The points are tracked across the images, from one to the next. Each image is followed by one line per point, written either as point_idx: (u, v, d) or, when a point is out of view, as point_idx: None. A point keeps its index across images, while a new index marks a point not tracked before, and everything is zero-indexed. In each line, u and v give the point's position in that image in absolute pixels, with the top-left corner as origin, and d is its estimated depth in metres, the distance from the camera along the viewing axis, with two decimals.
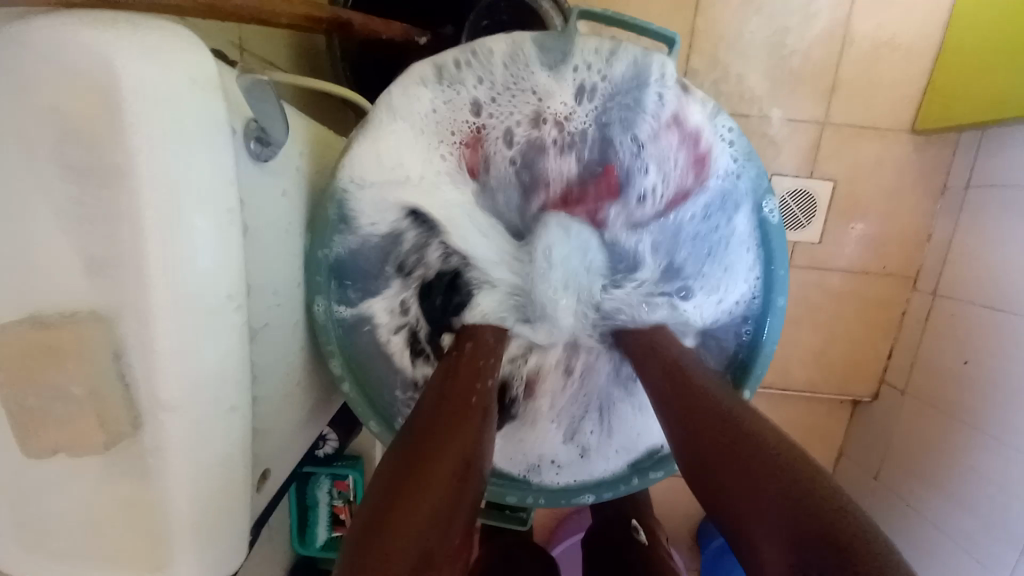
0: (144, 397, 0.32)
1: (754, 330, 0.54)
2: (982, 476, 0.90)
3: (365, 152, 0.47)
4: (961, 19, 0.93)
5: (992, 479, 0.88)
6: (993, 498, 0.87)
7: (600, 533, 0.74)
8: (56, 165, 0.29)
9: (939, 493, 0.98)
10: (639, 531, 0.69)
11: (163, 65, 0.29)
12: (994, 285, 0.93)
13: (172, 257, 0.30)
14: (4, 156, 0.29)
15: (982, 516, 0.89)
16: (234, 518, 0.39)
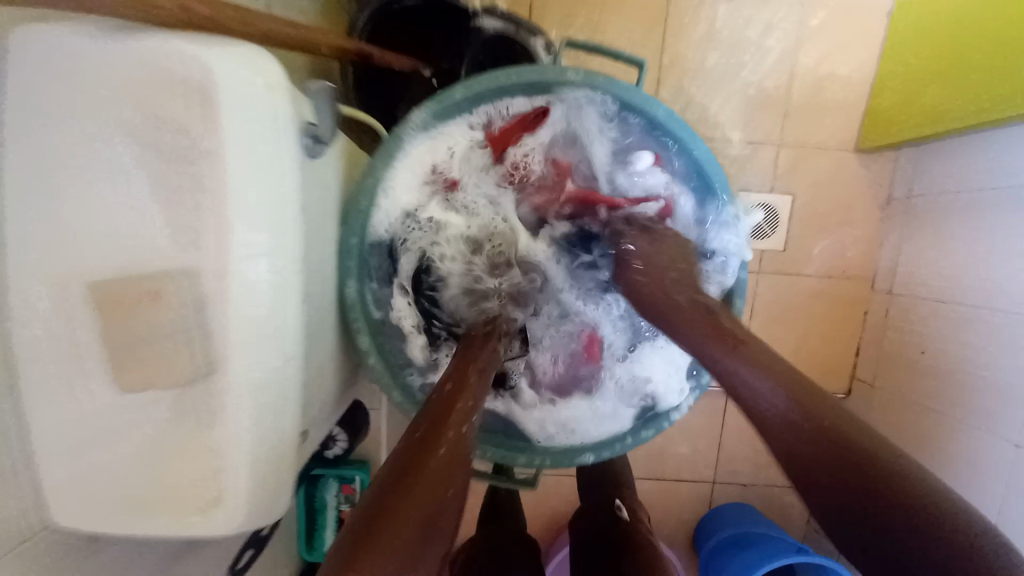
0: (219, 340, 0.38)
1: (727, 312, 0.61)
2: (954, 459, 0.98)
3: (394, 159, 0.55)
4: (893, 53, 1.08)
5: (963, 461, 0.96)
6: (965, 479, 0.95)
7: (585, 518, 0.77)
8: (160, 150, 0.37)
9: None
10: (622, 509, 0.74)
11: (247, 75, 0.36)
12: (944, 282, 1.05)
13: (246, 225, 0.37)
14: (115, 144, 0.36)
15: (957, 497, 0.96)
16: (278, 456, 0.45)
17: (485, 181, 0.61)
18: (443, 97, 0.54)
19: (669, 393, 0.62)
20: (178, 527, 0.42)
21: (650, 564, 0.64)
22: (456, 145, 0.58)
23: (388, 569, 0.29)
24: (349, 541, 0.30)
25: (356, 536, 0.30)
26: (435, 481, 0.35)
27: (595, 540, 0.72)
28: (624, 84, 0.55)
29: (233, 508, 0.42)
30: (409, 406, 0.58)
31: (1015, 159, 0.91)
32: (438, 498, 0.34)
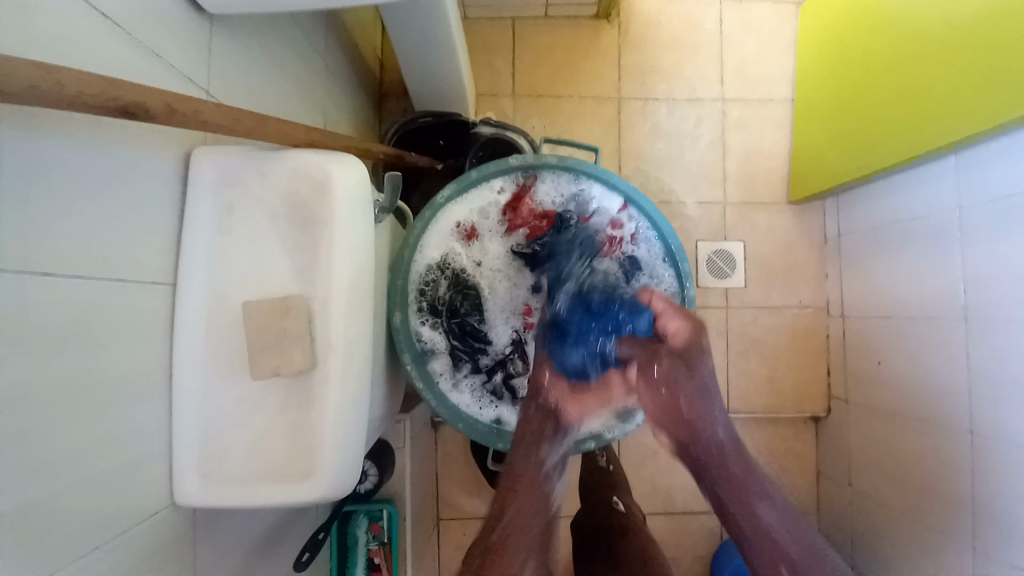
0: (321, 339, 0.56)
1: None
2: (923, 458, 1.07)
3: (429, 222, 0.75)
4: (800, 129, 1.37)
5: (928, 458, 1.06)
6: (935, 475, 1.04)
7: (585, 515, 0.96)
8: (293, 218, 0.58)
9: (902, 486, 1.12)
10: (618, 503, 0.94)
11: (353, 175, 0.58)
12: (878, 302, 1.23)
13: (343, 260, 0.57)
14: (263, 216, 0.58)
15: (935, 495, 1.03)
16: (353, 441, 0.59)
17: (491, 235, 0.77)
18: (462, 179, 0.76)
19: None
20: (280, 493, 0.57)
21: (642, 537, 0.84)
22: (470, 209, 0.77)
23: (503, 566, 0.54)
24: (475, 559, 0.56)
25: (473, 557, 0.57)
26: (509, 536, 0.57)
27: (596, 535, 0.89)
28: (589, 163, 0.76)
29: (321, 478, 0.56)
30: (443, 410, 0.74)
31: (906, 199, 1.14)
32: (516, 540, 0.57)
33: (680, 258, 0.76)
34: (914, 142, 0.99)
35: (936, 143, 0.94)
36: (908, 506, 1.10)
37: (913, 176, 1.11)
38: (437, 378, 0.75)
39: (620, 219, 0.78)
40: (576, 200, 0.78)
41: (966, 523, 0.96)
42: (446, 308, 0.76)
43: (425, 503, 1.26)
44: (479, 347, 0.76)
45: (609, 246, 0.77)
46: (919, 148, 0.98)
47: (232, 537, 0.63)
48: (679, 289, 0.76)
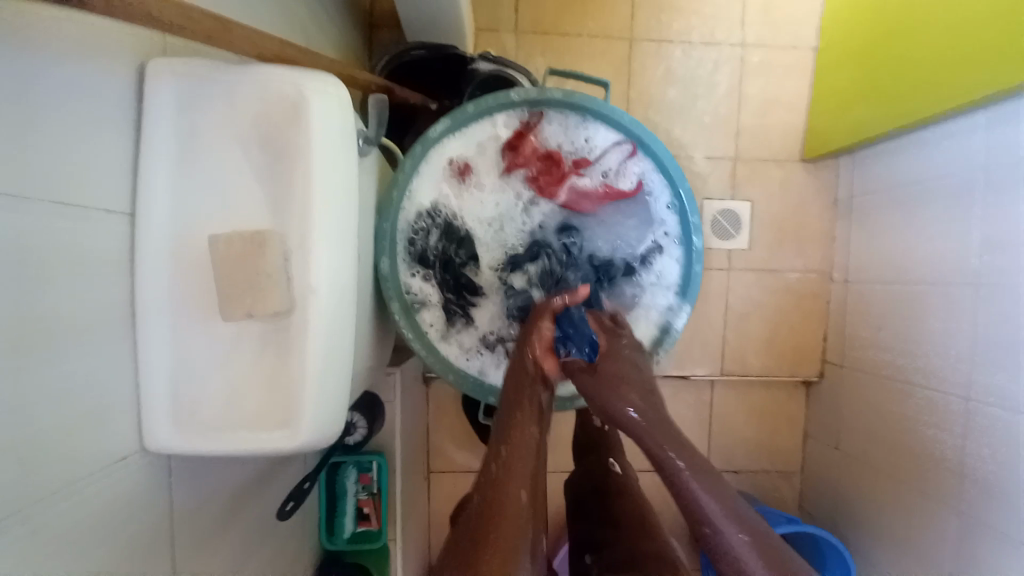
0: (297, 277, 0.51)
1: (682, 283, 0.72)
2: (916, 423, 1.07)
3: (421, 158, 0.68)
4: (821, 80, 1.28)
5: (923, 423, 1.05)
6: (927, 440, 1.04)
7: (581, 476, 0.95)
8: (265, 141, 0.52)
9: (891, 449, 1.13)
10: (615, 464, 0.92)
11: (331, 99, 0.52)
12: (883, 267, 1.19)
13: (325, 195, 0.51)
14: (230, 140, 0.52)
15: (926, 460, 1.03)
16: (335, 388, 0.55)
17: (487, 176, 0.70)
18: (458, 111, 0.67)
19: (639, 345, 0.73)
20: (256, 441, 0.52)
21: (636, 501, 0.84)
22: (465, 146, 0.69)
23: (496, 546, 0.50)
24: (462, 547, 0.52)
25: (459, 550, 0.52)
26: (509, 518, 0.52)
27: (592, 498, 0.89)
28: (600, 100, 0.68)
29: (305, 429, 0.52)
30: (433, 361, 0.70)
31: (927, 158, 1.07)
32: (514, 524, 0.52)
33: (689, 212, 0.70)
34: (944, 95, 0.92)
35: (977, 93, 0.86)
36: (894, 467, 1.11)
37: (939, 132, 1.04)
38: (427, 330, 0.70)
39: (629, 167, 0.72)
40: (582, 143, 0.71)
41: (956, 488, 0.97)
42: (437, 256, 0.70)
43: (416, 454, 1.26)
44: (472, 298, 0.72)
45: (611, 195, 0.71)
46: (950, 102, 0.91)
47: (211, 485, 0.61)
48: (685, 246, 0.71)
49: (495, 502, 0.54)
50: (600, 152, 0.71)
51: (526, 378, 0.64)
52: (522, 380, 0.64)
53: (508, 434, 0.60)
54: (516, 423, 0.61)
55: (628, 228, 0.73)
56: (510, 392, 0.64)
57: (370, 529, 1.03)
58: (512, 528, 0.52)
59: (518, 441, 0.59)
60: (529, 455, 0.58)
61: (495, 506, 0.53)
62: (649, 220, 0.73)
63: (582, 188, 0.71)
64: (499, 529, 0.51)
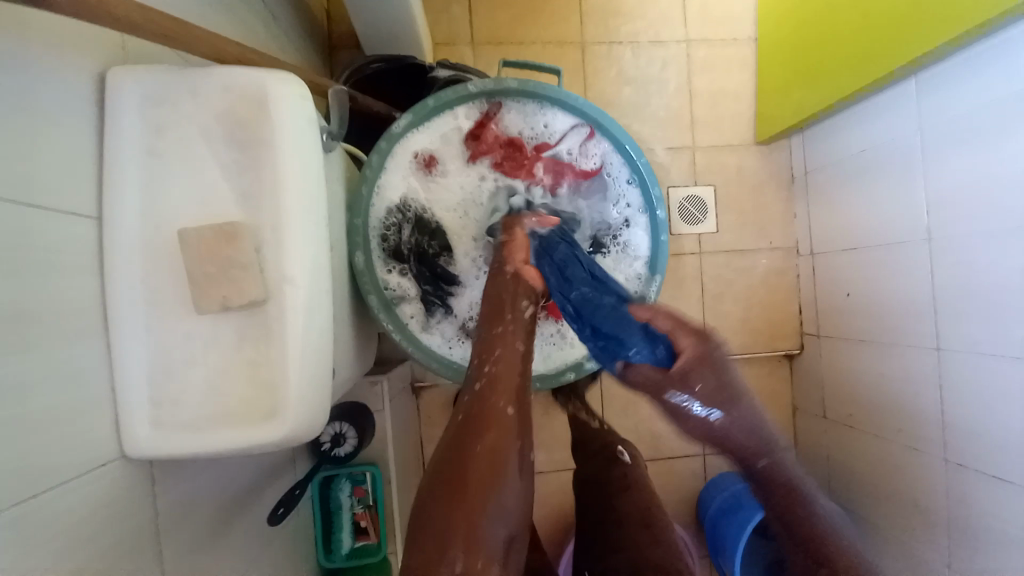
0: (272, 267, 0.51)
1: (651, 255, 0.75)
2: (894, 378, 1.10)
3: (388, 154, 0.69)
4: (763, 68, 1.36)
5: (901, 378, 1.08)
6: (906, 393, 1.07)
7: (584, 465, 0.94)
8: (230, 139, 0.53)
9: (875, 408, 1.16)
10: (622, 453, 0.91)
11: (294, 92, 0.54)
12: (843, 234, 1.25)
13: (294, 184, 0.52)
14: (194, 140, 0.53)
15: (909, 413, 1.06)
16: (319, 379, 0.54)
17: (454, 167, 0.72)
18: (419, 106, 0.69)
19: None
20: (237, 439, 0.51)
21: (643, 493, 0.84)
22: (430, 140, 0.71)
23: (487, 444, 0.49)
24: (451, 448, 0.49)
25: (448, 450, 0.49)
26: (501, 418, 0.51)
27: (591, 490, 0.88)
28: (555, 86, 0.71)
29: (289, 419, 0.51)
30: (416, 352, 0.69)
31: (868, 128, 1.14)
32: (508, 422, 0.51)
33: (650, 185, 0.73)
34: (875, 66, 1.00)
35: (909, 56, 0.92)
36: (881, 426, 1.13)
37: (877, 103, 1.11)
38: (408, 323, 0.70)
39: (588, 148, 0.74)
40: (541, 129, 0.74)
41: (939, 436, 0.99)
42: (411, 249, 0.71)
43: (411, 466, 1.24)
44: (451, 288, 0.73)
45: (573, 175, 0.74)
46: (881, 72, 0.98)
47: (196, 492, 0.60)
48: (650, 218, 0.74)
49: (486, 405, 0.52)
50: (560, 136, 0.74)
51: (508, 288, 0.63)
52: (503, 292, 0.63)
53: (494, 343, 0.58)
54: (501, 332, 0.59)
55: (593, 206, 0.76)
56: (494, 307, 0.62)
57: (370, 543, 1.01)
58: (504, 427, 0.50)
59: (505, 348, 0.57)
60: (515, 361, 0.56)
61: (486, 409, 0.51)
62: (613, 197, 0.75)
63: (546, 172, 0.74)
64: (488, 438, 0.49)
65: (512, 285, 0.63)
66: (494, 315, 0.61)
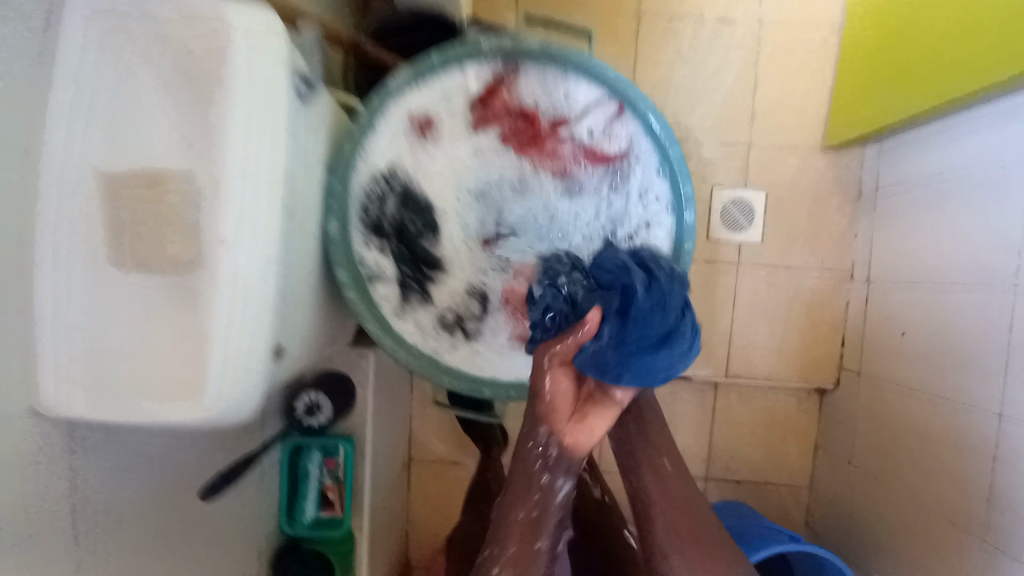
0: (208, 226, 0.45)
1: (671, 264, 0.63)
2: (943, 439, 0.94)
3: (379, 113, 0.60)
4: (846, 60, 1.17)
5: (952, 440, 0.92)
6: (954, 458, 0.91)
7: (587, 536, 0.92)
8: (181, 74, 0.45)
9: (910, 466, 1.01)
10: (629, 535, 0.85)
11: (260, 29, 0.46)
12: (908, 265, 1.07)
13: (244, 138, 0.45)
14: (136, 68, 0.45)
15: (954, 481, 0.91)
16: (254, 355, 0.49)
17: (454, 134, 0.62)
18: (422, 61, 0.59)
19: None
20: (155, 408, 0.47)
21: None
22: (431, 100, 0.61)
23: None
24: None
25: None
26: None
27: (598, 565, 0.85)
28: (582, 52, 0.60)
29: (212, 399, 0.47)
30: (385, 339, 0.62)
31: (957, 144, 0.96)
32: None
33: (680, 181, 0.62)
34: (964, 77, 0.83)
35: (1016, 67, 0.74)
36: (913, 490, 0.99)
37: (965, 119, 0.93)
38: (381, 306, 0.63)
39: (615, 130, 0.63)
40: (561, 101, 0.63)
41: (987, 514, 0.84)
42: (393, 224, 0.62)
43: (395, 445, 1.19)
44: (432, 273, 0.63)
45: (592, 159, 0.63)
46: (965, 89, 0.83)
47: (127, 462, 0.59)
48: (675, 220, 0.63)
49: None
50: (583, 111, 0.62)
51: (536, 452, 0.56)
52: (533, 458, 0.56)
53: (511, 528, 0.54)
54: (517, 511, 0.55)
55: (611, 199, 0.64)
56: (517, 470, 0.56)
57: (335, 516, 0.98)
58: None
59: (518, 535, 0.54)
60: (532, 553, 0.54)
61: None
62: (637, 191, 0.63)
63: (562, 153, 0.63)
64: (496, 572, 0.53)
65: (545, 449, 0.56)
66: (519, 483, 0.55)
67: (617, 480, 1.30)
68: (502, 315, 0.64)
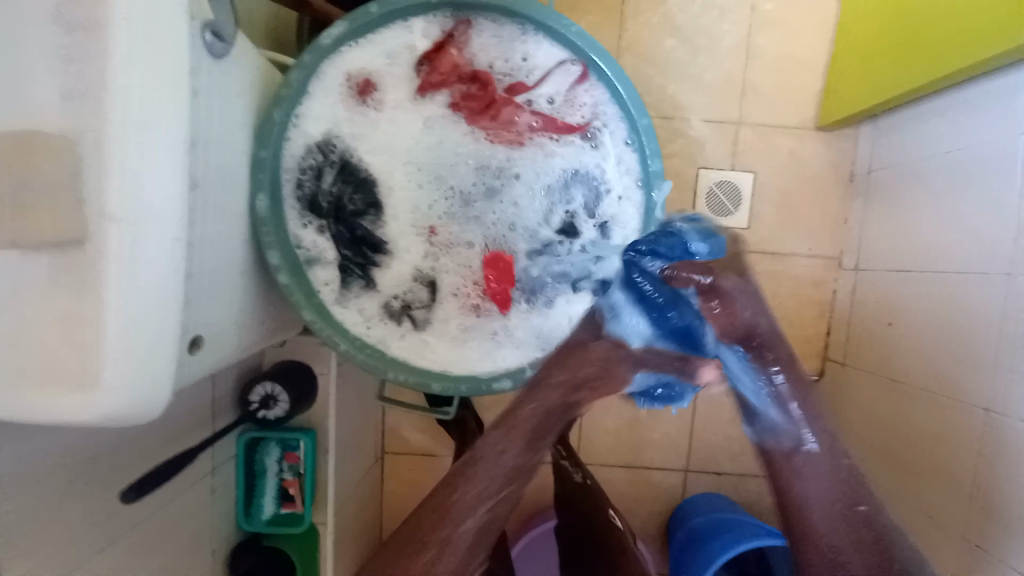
0: (93, 195, 0.39)
1: None
2: (930, 433, 0.90)
3: (312, 74, 0.53)
4: (843, 34, 1.10)
5: (941, 436, 0.88)
6: (942, 454, 0.87)
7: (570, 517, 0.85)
8: (61, 17, 0.40)
9: (895, 460, 0.97)
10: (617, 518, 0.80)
11: None
12: (899, 252, 1.02)
13: (126, 91, 0.39)
14: (15, 12, 0.40)
15: (944, 480, 0.86)
16: (156, 343, 0.43)
17: (400, 99, 0.56)
18: (360, 14, 0.52)
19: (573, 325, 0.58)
20: (36, 402, 0.41)
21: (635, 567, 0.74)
22: (371, 60, 0.55)
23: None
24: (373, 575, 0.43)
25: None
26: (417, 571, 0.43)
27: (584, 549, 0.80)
28: (539, 6, 0.53)
29: (106, 394, 0.41)
30: (321, 326, 0.56)
31: (954, 124, 0.90)
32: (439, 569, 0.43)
33: (649, 155, 0.55)
34: (964, 48, 0.77)
35: (1019, 37, 0.68)
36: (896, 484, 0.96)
37: (966, 96, 0.87)
38: (319, 290, 0.57)
39: (578, 96, 0.57)
40: (518, 62, 0.56)
41: (976, 513, 0.80)
42: (331, 199, 0.56)
43: (365, 436, 1.14)
44: (376, 255, 0.58)
45: (553, 129, 0.57)
46: (970, 59, 0.76)
47: (43, 452, 0.56)
48: (643, 197, 0.57)
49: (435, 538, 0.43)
50: (543, 75, 0.56)
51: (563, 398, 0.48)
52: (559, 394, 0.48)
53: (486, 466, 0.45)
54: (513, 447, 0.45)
55: (572, 173, 0.58)
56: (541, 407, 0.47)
57: (295, 512, 0.94)
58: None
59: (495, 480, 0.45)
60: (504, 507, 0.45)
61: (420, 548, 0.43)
62: (603, 163, 0.57)
63: (520, 123, 0.57)
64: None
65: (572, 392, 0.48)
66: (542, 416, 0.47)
67: (595, 471, 1.26)
68: (451, 300, 0.59)
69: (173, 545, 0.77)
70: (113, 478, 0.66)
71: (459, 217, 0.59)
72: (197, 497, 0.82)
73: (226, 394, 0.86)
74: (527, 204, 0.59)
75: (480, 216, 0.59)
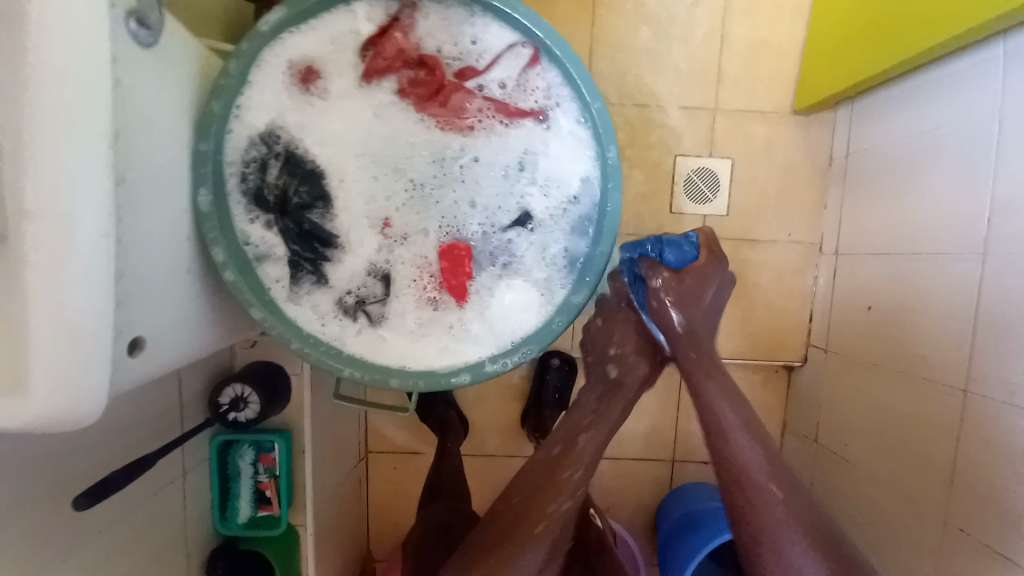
0: (11, 191, 0.38)
1: (595, 233, 0.56)
2: (907, 417, 0.90)
3: (253, 64, 0.52)
4: (817, 17, 1.09)
5: (919, 420, 0.87)
6: (920, 438, 0.87)
7: None
8: None
9: (875, 446, 0.97)
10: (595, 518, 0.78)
11: None
12: (876, 237, 1.01)
13: (43, 82, 0.37)
14: None
15: (923, 465, 0.86)
16: (92, 344, 0.42)
17: (346, 87, 0.55)
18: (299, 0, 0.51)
19: (529, 316, 0.57)
20: None
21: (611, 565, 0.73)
22: (314, 47, 0.54)
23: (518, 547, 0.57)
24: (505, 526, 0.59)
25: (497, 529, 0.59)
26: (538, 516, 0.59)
27: None
28: None
29: (35, 399, 0.40)
30: (271, 324, 0.55)
31: (927, 105, 0.89)
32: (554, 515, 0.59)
33: (603, 139, 0.54)
34: (937, 26, 0.75)
35: (991, 12, 0.67)
36: (877, 469, 0.95)
37: (941, 77, 0.86)
38: (271, 287, 0.56)
39: (531, 79, 0.55)
40: (466, 46, 0.55)
41: (955, 496, 0.80)
42: (277, 193, 0.55)
43: (345, 436, 1.13)
44: (327, 250, 0.56)
45: (505, 115, 0.56)
46: (942, 37, 0.75)
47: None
48: (600, 185, 0.56)
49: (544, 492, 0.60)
50: (493, 59, 0.55)
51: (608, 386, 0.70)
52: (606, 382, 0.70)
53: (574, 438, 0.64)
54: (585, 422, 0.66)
55: (528, 160, 0.56)
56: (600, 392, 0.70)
57: (272, 514, 0.93)
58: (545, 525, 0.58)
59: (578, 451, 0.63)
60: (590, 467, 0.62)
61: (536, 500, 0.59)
62: (558, 148, 0.56)
63: (471, 109, 0.56)
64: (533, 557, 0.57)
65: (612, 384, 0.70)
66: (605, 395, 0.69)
67: None
68: (407, 294, 0.58)
69: (143, 551, 0.76)
70: (72, 485, 0.64)
71: (413, 209, 0.57)
72: (168, 502, 0.81)
73: (195, 397, 0.85)
74: (482, 193, 0.57)
75: (435, 207, 0.57)
